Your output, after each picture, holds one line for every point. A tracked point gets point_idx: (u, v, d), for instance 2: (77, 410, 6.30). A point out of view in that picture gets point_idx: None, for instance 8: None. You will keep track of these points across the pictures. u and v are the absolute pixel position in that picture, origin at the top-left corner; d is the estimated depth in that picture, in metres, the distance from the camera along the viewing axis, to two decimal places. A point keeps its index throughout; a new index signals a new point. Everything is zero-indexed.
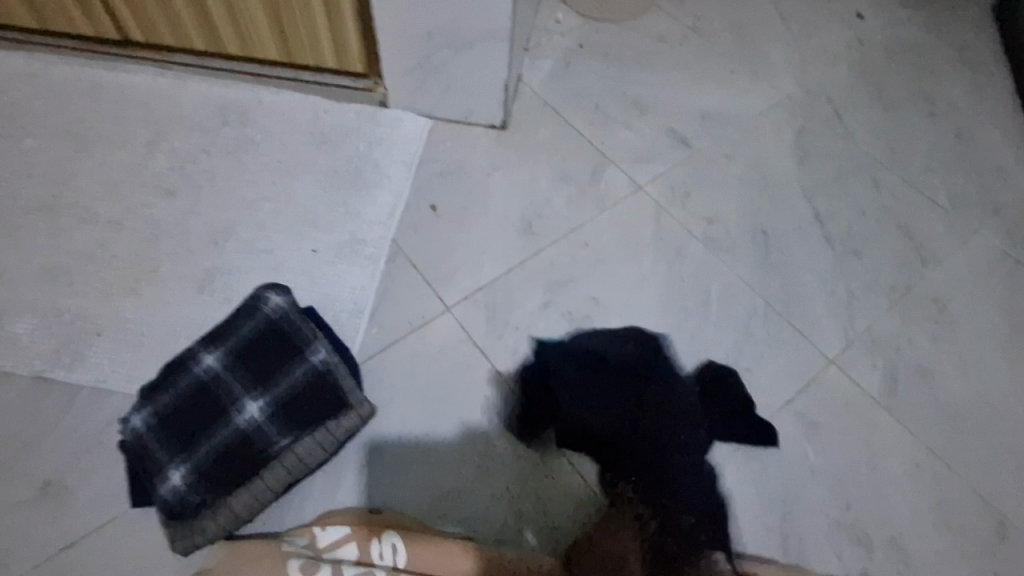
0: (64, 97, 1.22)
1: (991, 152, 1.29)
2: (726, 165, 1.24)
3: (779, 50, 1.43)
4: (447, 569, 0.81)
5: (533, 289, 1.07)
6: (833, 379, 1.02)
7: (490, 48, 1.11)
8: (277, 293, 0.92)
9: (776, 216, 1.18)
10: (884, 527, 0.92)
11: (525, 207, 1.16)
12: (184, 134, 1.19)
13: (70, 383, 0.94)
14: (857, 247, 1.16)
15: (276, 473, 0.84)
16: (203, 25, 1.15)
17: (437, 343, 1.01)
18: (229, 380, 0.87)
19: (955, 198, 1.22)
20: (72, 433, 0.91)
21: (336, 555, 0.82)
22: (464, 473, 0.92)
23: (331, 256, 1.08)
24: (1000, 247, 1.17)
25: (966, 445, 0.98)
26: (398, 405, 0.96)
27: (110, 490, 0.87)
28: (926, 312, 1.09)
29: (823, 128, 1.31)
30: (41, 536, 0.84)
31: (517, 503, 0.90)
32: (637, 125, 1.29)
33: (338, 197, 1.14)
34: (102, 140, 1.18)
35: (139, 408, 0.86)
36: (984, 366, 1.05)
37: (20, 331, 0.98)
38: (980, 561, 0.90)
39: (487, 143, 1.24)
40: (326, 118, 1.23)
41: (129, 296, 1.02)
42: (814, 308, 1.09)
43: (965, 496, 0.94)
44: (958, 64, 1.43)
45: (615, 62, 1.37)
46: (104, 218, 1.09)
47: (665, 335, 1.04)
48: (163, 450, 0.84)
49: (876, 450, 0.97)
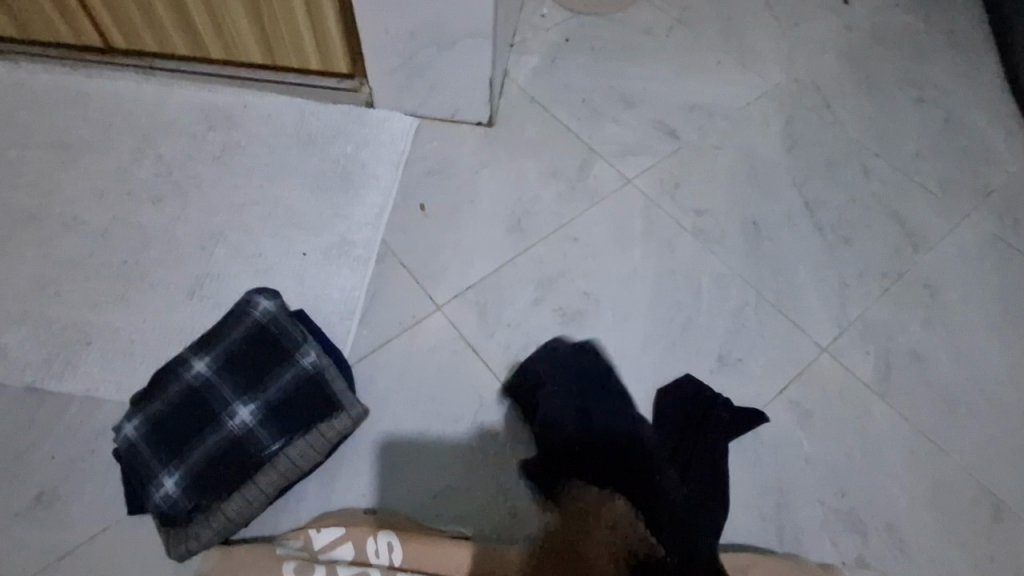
0: (48, 106, 1.21)
1: (979, 135, 1.29)
2: (715, 155, 1.24)
3: (766, 38, 1.43)
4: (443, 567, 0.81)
5: (524, 286, 1.07)
6: (826, 368, 1.02)
7: (474, 45, 1.11)
8: (265, 297, 0.93)
9: (766, 206, 1.18)
10: (879, 513, 0.92)
11: (514, 204, 1.16)
12: (170, 139, 1.19)
13: (62, 393, 0.94)
14: (847, 235, 1.16)
15: (269, 477, 0.83)
16: (185, 30, 1.15)
17: (430, 343, 1.01)
18: (218, 384, 0.88)
19: (945, 183, 1.22)
20: (65, 443, 0.91)
21: (331, 556, 0.82)
22: (457, 473, 0.91)
23: (320, 258, 1.08)
24: (991, 230, 1.17)
25: (960, 429, 0.98)
26: (392, 405, 0.96)
27: (104, 499, 0.87)
28: (918, 298, 1.09)
29: (811, 116, 1.30)
30: (35, 548, 0.83)
31: (510, 501, 0.90)
32: (625, 118, 1.28)
33: (326, 198, 1.14)
34: (88, 148, 1.17)
35: (130, 417, 0.87)
36: (977, 350, 1.05)
37: (10, 342, 0.98)
38: (976, 545, 0.90)
39: (476, 140, 1.24)
40: (313, 120, 1.23)
41: (119, 304, 1.02)
42: (805, 296, 1.09)
43: (960, 480, 0.94)
44: (946, 48, 1.43)
45: (601, 56, 1.37)
46: (91, 227, 1.09)
47: (656, 328, 1.04)
48: (155, 457, 0.84)
49: (870, 437, 0.97)
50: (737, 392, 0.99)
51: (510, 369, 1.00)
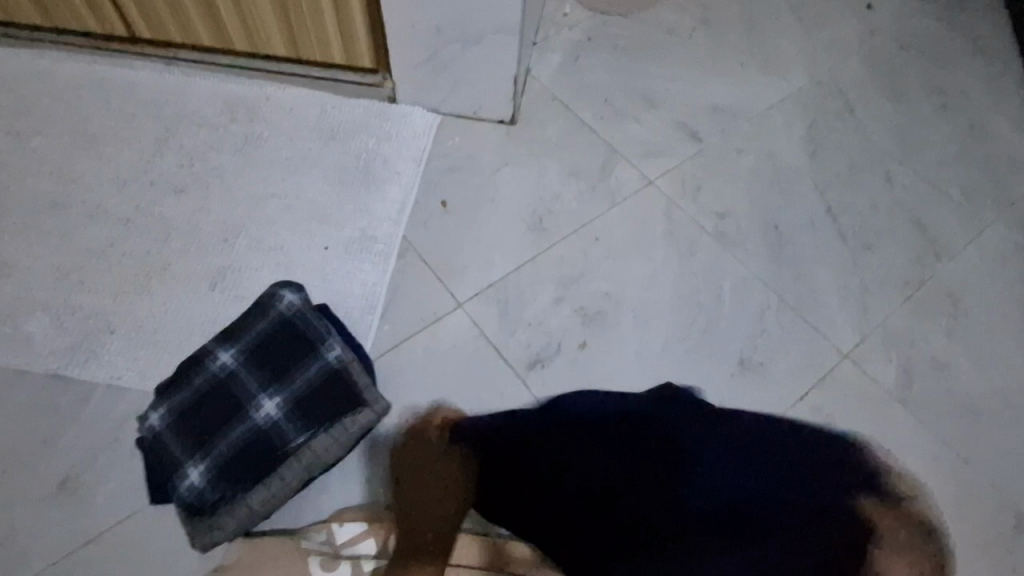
0: (72, 95, 1.21)
1: (1004, 144, 1.28)
2: (737, 158, 1.24)
3: (790, 41, 1.42)
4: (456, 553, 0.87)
5: (545, 285, 1.07)
6: (847, 373, 1.02)
7: (499, 41, 1.10)
8: (290, 290, 0.93)
9: (788, 211, 1.18)
10: (900, 521, 0.92)
11: (536, 203, 1.16)
12: (193, 130, 1.19)
13: (85, 381, 0.95)
14: (870, 242, 1.15)
15: (292, 470, 0.83)
16: (210, 21, 1.15)
17: (450, 340, 1.01)
18: (244, 377, 0.88)
19: (968, 191, 1.22)
20: (87, 431, 0.91)
21: (354, 551, 0.86)
22: (469, 478, 0.91)
23: (342, 252, 1.08)
24: (1014, 239, 1.17)
25: (981, 438, 0.98)
26: (413, 400, 0.96)
27: (127, 488, 0.88)
28: (940, 306, 1.09)
29: (834, 120, 1.30)
30: (61, 534, 0.84)
31: (531, 520, 0.88)
32: (647, 119, 1.28)
33: (348, 193, 1.14)
34: (111, 137, 1.17)
35: (156, 407, 0.88)
36: (999, 359, 1.05)
37: (34, 329, 0.98)
38: (996, 555, 0.90)
39: (497, 137, 1.23)
40: (335, 114, 1.22)
41: (142, 294, 1.02)
42: (827, 302, 1.08)
43: (980, 489, 0.94)
44: (970, 56, 1.42)
45: (624, 56, 1.37)
46: (114, 216, 1.09)
47: (677, 330, 1.04)
48: (181, 447, 0.85)
49: (891, 444, 0.97)
50: (758, 396, 0.99)
51: (529, 368, 1.00)
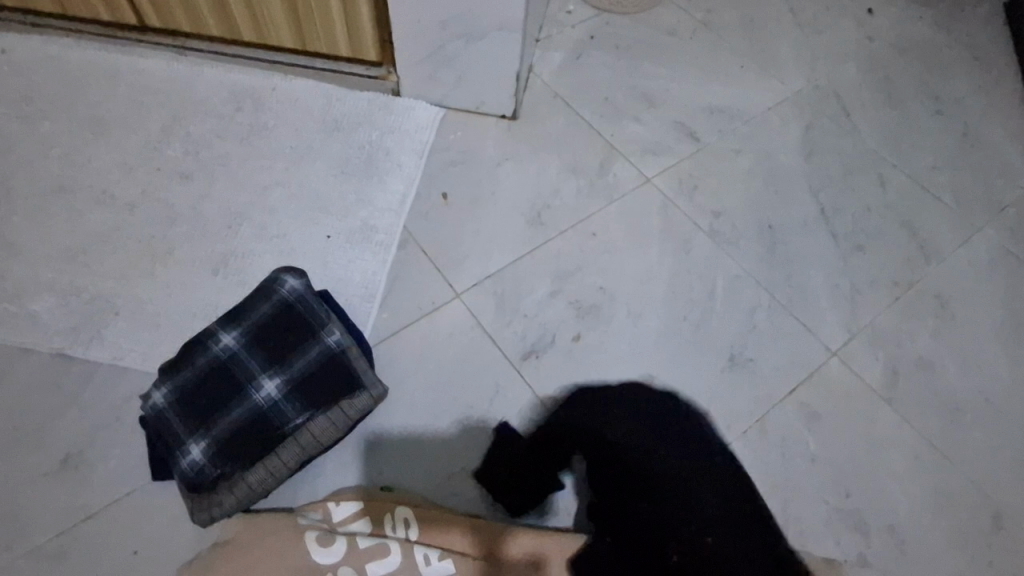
0: (81, 81, 1.24)
1: (997, 150, 1.30)
2: (734, 158, 1.26)
3: (789, 45, 1.44)
4: (450, 532, 0.85)
5: (542, 277, 1.10)
6: (834, 371, 1.04)
7: (502, 39, 1.12)
8: (293, 275, 0.95)
9: (782, 211, 1.20)
10: (882, 515, 0.94)
11: (535, 197, 1.18)
12: (199, 118, 1.21)
13: (89, 361, 0.97)
14: (861, 243, 1.17)
15: (291, 450, 0.86)
16: (219, 12, 1.17)
17: (448, 329, 1.04)
18: (246, 358, 0.90)
19: (960, 196, 1.24)
20: (91, 410, 0.94)
21: (348, 529, 0.85)
22: (461, 459, 0.94)
23: (343, 241, 1.10)
24: (1004, 244, 1.19)
25: (964, 437, 1.00)
26: (409, 387, 0.98)
27: (128, 465, 0.90)
28: (928, 308, 1.11)
29: (830, 124, 1.32)
30: (62, 508, 0.86)
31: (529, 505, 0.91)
32: (646, 117, 1.30)
33: (351, 184, 1.16)
34: (119, 122, 1.19)
35: (159, 385, 0.89)
36: (984, 361, 1.07)
37: (40, 309, 1.00)
38: (975, 549, 0.92)
39: (499, 132, 1.26)
40: (339, 106, 1.25)
41: (146, 277, 1.04)
42: (817, 301, 1.11)
43: (962, 486, 0.97)
44: (967, 63, 1.44)
45: (625, 55, 1.39)
46: (120, 201, 1.11)
47: (667, 326, 1.07)
48: (183, 425, 0.86)
49: (876, 440, 0.99)
50: (747, 391, 1.01)
51: (524, 358, 1.02)
